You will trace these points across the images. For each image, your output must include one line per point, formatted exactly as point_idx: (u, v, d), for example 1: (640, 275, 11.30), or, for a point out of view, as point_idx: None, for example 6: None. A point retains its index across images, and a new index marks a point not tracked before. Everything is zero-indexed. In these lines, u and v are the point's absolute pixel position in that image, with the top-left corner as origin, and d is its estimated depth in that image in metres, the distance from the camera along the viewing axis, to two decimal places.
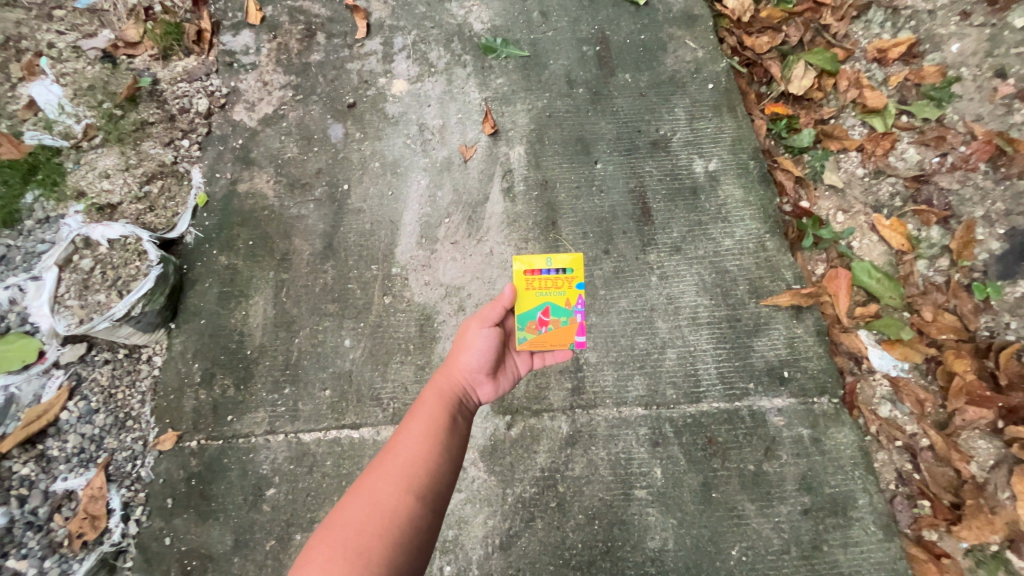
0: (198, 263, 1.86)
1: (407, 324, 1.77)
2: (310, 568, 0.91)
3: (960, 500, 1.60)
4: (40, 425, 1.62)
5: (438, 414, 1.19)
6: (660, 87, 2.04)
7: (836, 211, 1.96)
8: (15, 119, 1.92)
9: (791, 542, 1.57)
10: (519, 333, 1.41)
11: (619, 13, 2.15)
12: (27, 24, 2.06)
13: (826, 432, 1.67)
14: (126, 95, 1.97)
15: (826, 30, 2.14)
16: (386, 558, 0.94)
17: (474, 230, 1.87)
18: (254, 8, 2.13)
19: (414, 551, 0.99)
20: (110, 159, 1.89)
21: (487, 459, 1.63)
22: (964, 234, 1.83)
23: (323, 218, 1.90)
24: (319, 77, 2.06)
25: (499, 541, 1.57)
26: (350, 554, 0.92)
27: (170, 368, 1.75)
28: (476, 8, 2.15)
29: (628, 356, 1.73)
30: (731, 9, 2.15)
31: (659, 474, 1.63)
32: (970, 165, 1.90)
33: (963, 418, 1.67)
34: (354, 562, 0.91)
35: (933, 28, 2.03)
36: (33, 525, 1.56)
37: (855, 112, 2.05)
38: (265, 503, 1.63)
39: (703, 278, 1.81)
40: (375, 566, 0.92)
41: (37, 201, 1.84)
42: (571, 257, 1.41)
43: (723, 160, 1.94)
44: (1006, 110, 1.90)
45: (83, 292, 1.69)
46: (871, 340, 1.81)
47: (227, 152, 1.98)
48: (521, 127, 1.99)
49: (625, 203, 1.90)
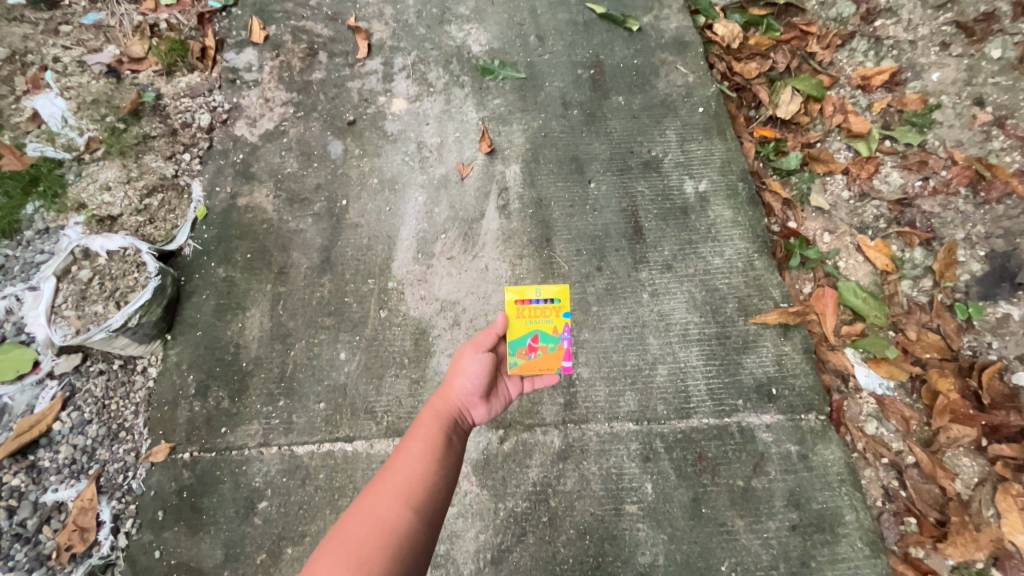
0: (196, 276, 1.88)
1: (402, 338, 1.80)
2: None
3: (946, 517, 1.63)
4: (31, 436, 1.62)
5: (434, 434, 1.21)
6: (652, 110, 2.10)
7: (823, 231, 2.01)
8: (18, 131, 1.95)
9: (779, 557, 1.59)
10: (510, 358, 1.44)
11: (613, 38, 2.22)
12: (33, 38, 2.10)
13: (813, 449, 1.69)
14: (130, 109, 2.01)
15: (812, 58, 2.24)
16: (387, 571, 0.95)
17: (470, 246, 1.90)
18: (257, 27, 2.19)
19: (413, 564, 0.99)
20: (111, 171, 1.92)
21: (479, 474, 1.65)
22: (946, 255, 1.89)
23: (320, 232, 1.93)
24: (321, 95, 2.11)
25: (491, 556, 1.58)
26: (353, 565, 0.93)
27: (165, 380, 1.76)
28: (475, 31, 2.22)
29: (620, 372, 1.76)
30: (720, 36, 2.25)
31: (649, 489, 1.64)
32: (952, 189, 1.96)
33: (947, 436, 1.71)
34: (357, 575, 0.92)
35: (915, 57, 2.12)
36: (21, 536, 1.55)
37: (840, 136, 2.13)
38: (257, 516, 1.62)
39: (693, 296, 1.85)
40: None
41: (37, 212, 1.86)
42: (558, 287, 1.46)
43: (712, 181, 2.00)
44: (984, 137, 1.96)
45: (80, 302, 1.69)
46: (858, 358, 1.85)
47: (228, 167, 2.01)
48: (517, 146, 2.04)
49: (618, 222, 1.94)
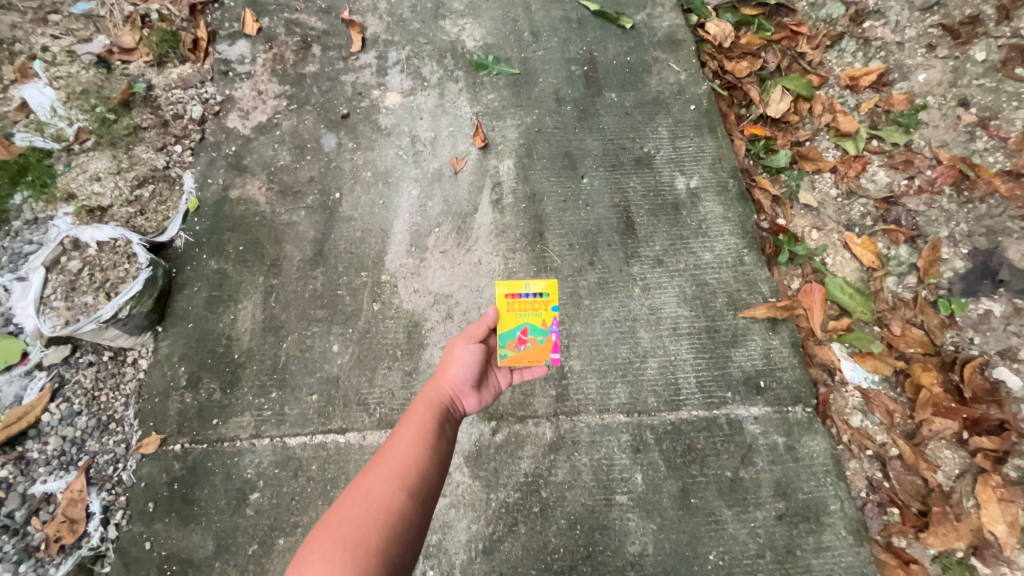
0: (188, 268, 1.87)
1: (395, 331, 1.80)
2: (312, 559, 0.94)
3: (927, 507, 1.67)
4: (20, 427, 1.60)
5: (427, 420, 1.22)
6: (645, 107, 2.12)
7: (811, 228, 2.05)
8: (6, 120, 1.92)
9: (765, 546, 1.62)
10: (501, 350, 1.46)
11: (606, 35, 2.24)
12: (21, 27, 2.07)
13: (800, 440, 1.72)
14: (120, 99, 1.99)
15: (802, 58, 2.27)
16: (382, 551, 0.97)
17: (463, 239, 1.91)
18: (250, 19, 2.18)
19: (408, 545, 1.01)
20: (102, 162, 1.90)
21: (472, 464, 1.66)
22: (930, 253, 1.93)
23: (314, 225, 1.93)
24: (314, 88, 2.11)
25: (482, 546, 1.59)
26: (348, 547, 0.95)
27: (155, 371, 1.75)
28: (469, 26, 2.23)
29: (610, 365, 1.78)
30: (712, 35, 2.28)
31: (639, 480, 1.67)
32: (936, 188, 2.00)
33: (929, 429, 1.75)
34: (354, 554, 0.94)
35: (902, 58, 2.16)
36: (8, 528, 1.53)
37: (829, 135, 2.16)
38: (249, 507, 1.62)
39: (684, 290, 1.87)
40: (372, 556, 0.95)
41: (26, 202, 1.84)
42: (547, 282, 1.47)
43: (703, 177, 2.02)
44: (968, 137, 2.01)
45: (70, 293, 1.68)
46: (844, 352, 1.88)
47: (220, 159, 2.00)
48: (511, 141, 2.05)
49: (610, 216, 1.96)
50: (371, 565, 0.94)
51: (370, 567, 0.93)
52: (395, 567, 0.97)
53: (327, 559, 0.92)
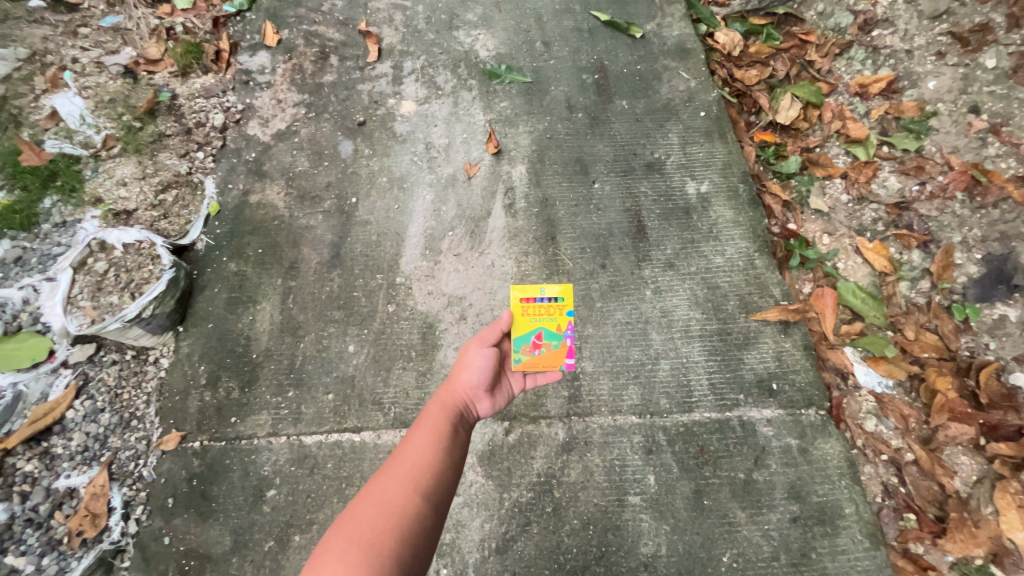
0: (208, 269, 1.92)
1: (410, 332, 1.83)
2: (326, 560, 0.95)
3: (944, 513, 1.65)
4: (45, 423, 1.65)
5: (441, 424, 1.24)
6: (655, 114, 2.16)
7: (822, 233, 2.06)
8: (37, 128, 2.00)
9: (780, 549, 1.61)
10: (515, 355, 1.47)
11: (617, 45, 2.29)
12: (53, 40, 2.16)
13: (813, 443, 1.72)
14: (146, 108, 2.06)
15: (811, 66, 2.30)
16: (396, 553, 0.98)
17: (476, 243, 1.94)
18: (271, 31, 2.25)
19: (420, 548, 1.02)
20: (128, 168, 1.97)
21: (485, 464, 1.67)
22: (943, 258, 1.93)
23: (331, 228, 1.97)
24: (332, 97, 2.17)
25: (496, 545, 1.60)
26: (363, 548, 0.96)
27: (176, 370, 1.79)
28: (483, 36, 2.28)
29: (623, 366, 1.79)
30: (721, 44, 2.32)
31: (652, 481, 1.67)
32: (948, 193, 2.01)
33: (945, 434, 1.73)
34: (368, 556, 0.95)
35: (911, 66, 2.17)
36: (33, 522, 1.57)
37: (839, 141, 2.18)
38: (266, 504, 1.65)
39: (695, 293, 1.89)
40: (386, 558, 0.96)
41: (54, 206, 1.90)
42: (561, 287, 1.50)
43: (714, 182, 2.05)
44: (980, 144, 2.01)
45: (96, 293, 1.73)
46: (857, 356, 1.88)
47: (241, 165, 2.06)
48: (523, 147, 2.09)
49: (622, 221, 1.98)
50: (385, 567, 0.95)
51: (384, 570, 0.95)
52: (408, 568, 0.98)
53: (342, 561, 0.94)
